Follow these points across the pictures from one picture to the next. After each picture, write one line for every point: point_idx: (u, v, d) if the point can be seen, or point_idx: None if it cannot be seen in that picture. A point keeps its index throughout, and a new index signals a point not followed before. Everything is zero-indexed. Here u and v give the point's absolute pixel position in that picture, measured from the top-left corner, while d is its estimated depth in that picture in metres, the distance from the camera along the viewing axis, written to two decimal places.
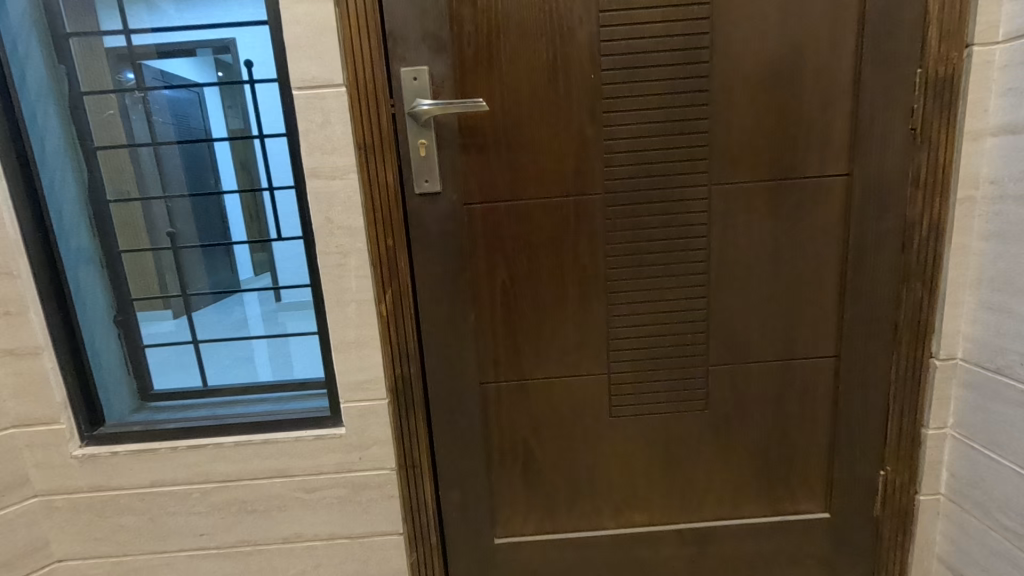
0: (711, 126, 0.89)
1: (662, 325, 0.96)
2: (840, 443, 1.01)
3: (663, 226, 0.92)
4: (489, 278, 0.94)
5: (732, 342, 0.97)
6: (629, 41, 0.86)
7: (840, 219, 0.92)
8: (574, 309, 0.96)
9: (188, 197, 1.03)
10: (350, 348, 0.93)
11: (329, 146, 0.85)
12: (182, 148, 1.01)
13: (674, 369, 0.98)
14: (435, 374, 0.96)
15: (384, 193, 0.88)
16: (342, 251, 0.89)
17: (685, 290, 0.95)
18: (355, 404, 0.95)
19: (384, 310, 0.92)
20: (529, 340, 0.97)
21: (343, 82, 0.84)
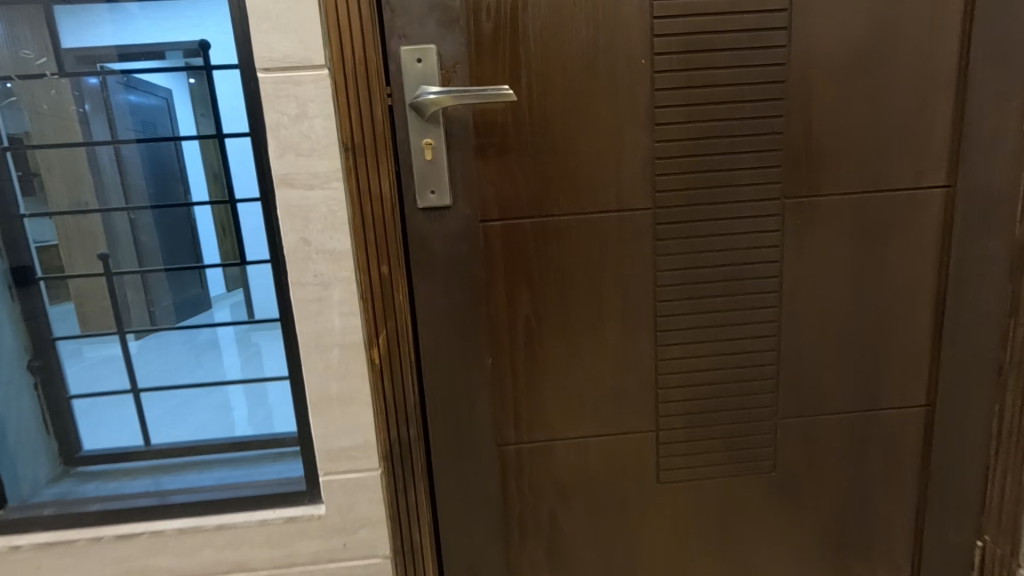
0: (788, 126, 0.72)
1: (722, 371, 0.77)
2: (933, 510, 0.83)
3: (726, 249, 0.74)
4: (510, 312, 0.75)
5: (807, 391, 0.79)
6: (690, 19, 0.68)
7: (938, 240, 0.76)
8: (615, 352, 0.76)
9: (151, 209, 0.84)
10: (331, 406, 0.72)
11: (306, 146, 0.65)
12: (145, 150, 0.83)
13: (735, 423, 0.79)
14: (441, 436, 0.75)
15: (378, 207, 0.68)
16: (322, 282, 0.69)
17: (751, 328, 0.76)
18: (337, 477, 0.74)
19: (376, 356, 0.72)
20: (559, 390, 0.77)
21: (324, 63, 0.64)
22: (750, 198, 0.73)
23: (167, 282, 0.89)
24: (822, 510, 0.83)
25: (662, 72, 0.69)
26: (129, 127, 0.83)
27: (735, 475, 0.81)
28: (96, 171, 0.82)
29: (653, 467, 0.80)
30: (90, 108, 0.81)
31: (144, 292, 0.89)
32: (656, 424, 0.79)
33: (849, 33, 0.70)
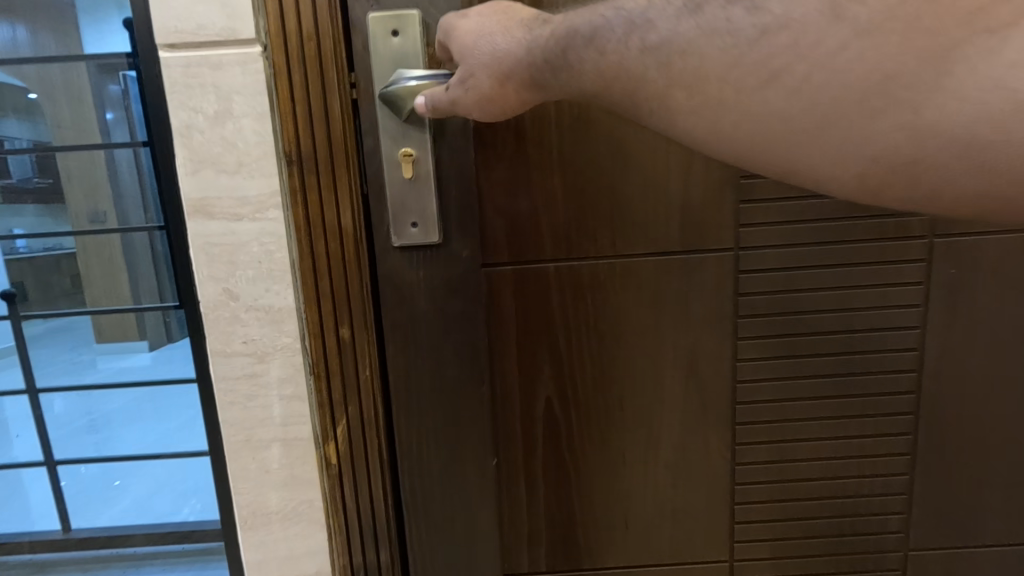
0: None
1: (827, 482, 0.54)
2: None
3: (839, 312, 0.52)
4: (526, 393, 0.53)
5: (949, 510, 0.55)
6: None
7: None
8: (675, 454, 0.54)
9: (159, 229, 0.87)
10: (268, 524, 0.51)
11: (231, 159, 0.45)
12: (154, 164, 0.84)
13: (846, 556, 0.56)
14: (426, 564, 0.54)
15: (336, 245, 0.47)
16: (255, 353, 0.48)
17: (875, 420, 0.53)
18: None
19: (335, 455, 0.50)
20: (594, 502, 0.55)
21: (258, 38, 0.44)
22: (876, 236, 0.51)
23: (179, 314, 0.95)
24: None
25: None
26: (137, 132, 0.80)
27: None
28: (115, 174, 0.88)
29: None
30: (111, 115, 0.85)
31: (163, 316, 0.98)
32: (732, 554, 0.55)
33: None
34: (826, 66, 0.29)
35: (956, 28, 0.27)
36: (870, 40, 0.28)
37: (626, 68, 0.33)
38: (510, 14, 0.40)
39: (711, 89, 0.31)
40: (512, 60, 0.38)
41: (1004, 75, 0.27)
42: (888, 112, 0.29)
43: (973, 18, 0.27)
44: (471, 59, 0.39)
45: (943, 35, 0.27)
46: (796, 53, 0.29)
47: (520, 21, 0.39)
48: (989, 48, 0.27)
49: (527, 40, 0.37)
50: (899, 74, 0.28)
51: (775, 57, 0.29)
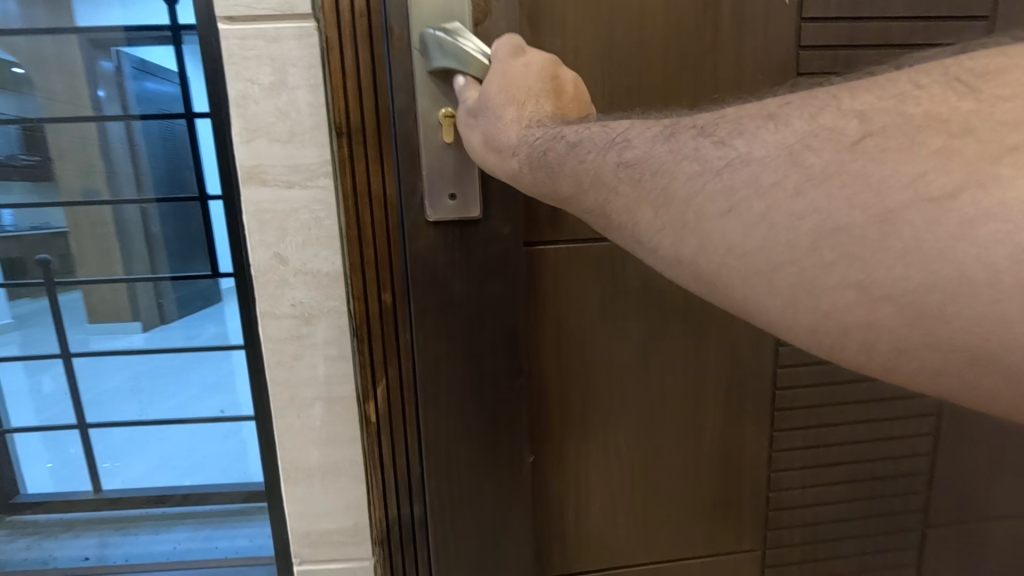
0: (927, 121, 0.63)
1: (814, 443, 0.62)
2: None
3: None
4: (556, 367, 0.57)
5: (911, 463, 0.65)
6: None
7: None
8: (685, 421, 0.60)
9: None
10: (309, 480, 0.54)
11: (284, 128, 0.47)
12: None
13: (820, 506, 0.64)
14: (451, 545, 0.56)
15: (377, 211, 0.50)
16: (301, 316, 0.51)
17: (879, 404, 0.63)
18: (316, 569, 0.56)
19: (373, 413, 0.53)
20: (611, 468, 0.59)
21: (312, 12, 0.46)
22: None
23: None
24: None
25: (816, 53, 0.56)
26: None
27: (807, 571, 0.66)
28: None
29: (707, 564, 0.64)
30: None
31: None
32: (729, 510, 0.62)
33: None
34: (772, 203, 0.28)
35: (902, 188, 0.25)
36: (818, 185, 0.27)
37: (600, 177, 0.36)
38: (520, 85, 0.43)
39: (675, 209, 0.31)
40: (510, 137, 0.42)
41: (975, 252, 0.23)
42: (838, 267, 0.26)
43: (937, 175, 0.24)
44: (476, 122, 0.44)
45: (891, 191, 0.25)
46: (747, 185, 0.29)
47: (525, 108, 0.43)
48: (941, 214, 0.24)
49: (524, 131, 0.42)
50: (859, 238, 0.26)
51: (727, 187, 0.29)
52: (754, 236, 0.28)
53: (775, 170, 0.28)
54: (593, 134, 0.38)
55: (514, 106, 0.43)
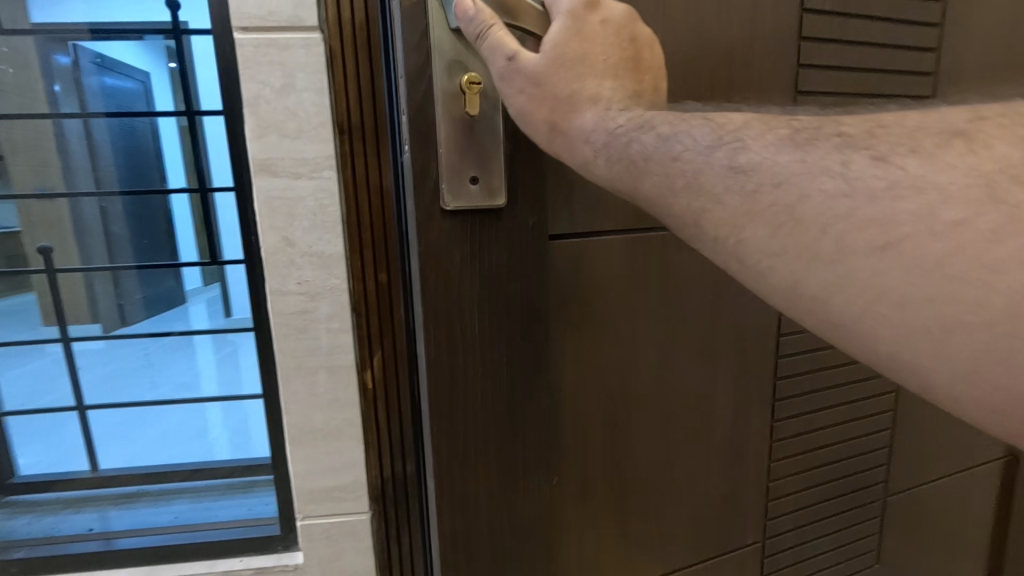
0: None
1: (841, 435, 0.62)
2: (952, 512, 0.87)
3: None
4: (602, 383, 0.48)
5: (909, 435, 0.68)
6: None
7: None
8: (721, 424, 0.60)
9: (122, 194, 0.80)
10: (313, 441, 0.60)
11: (294, 126, 0.54)
12: (110, 124, 0.77)
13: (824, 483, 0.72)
14: None
15: (376, 201, 0.57)
16: (307, 292, 0.57)
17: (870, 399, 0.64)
18: (318, 523, 0.62)
19: (371, 379, 0.60)
20: (668, 495, 0.52)
21: (318, 25, 0.53)
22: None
23: (141, 281, 0.89)
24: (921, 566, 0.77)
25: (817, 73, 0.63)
26: (102, 106, 0.77)
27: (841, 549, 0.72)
28: (64, 149, 0.75)
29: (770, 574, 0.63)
30: (59, 87, 0.75)
31: (114, 287, 0.88)
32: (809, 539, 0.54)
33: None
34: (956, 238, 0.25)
35: None
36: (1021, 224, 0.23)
37: (669, 175, 0.33)
38: (586, 42, 0.36)
39: (807, 234, 0.28)
40: (563, 109, 0.36)
41: None
42: (991, 325, 0.24)
43: None
44: (524, 76, 0.36)
45: None
46: (865, 201, 0.27)
47: (593, 70, 0.36)
48: None
49: (599, 112, 0.36)
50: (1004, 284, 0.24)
51: (843, 209, 0.27)
52: (900, 285, 0.26)
53: (913, 193, 0.26)
54: (676, 124, 0.34)
55: (585, 70, 0.36)
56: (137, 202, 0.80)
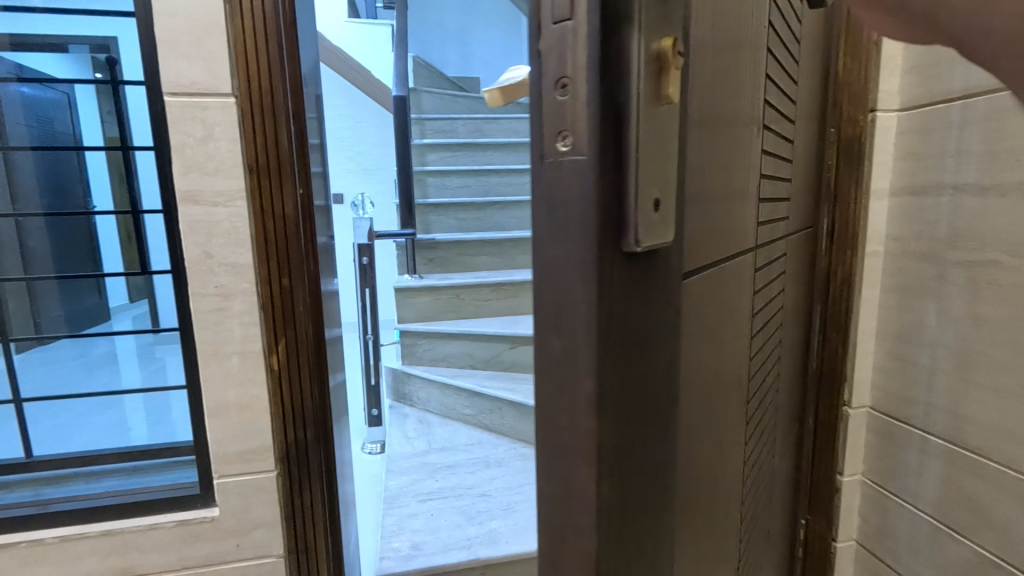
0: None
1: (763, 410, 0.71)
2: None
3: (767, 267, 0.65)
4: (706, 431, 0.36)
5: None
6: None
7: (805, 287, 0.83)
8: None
9: (43, 214, 0.89)
10: (229, 412, 0.76)
11: (212, 166, 0.71)
12: (37, 155, 0.88)
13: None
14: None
15: (280, 223, 0.73)
16: (223, 293, 0.73)
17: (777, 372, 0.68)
18: (232, 480, 0.78)
19: (276, 361, 0.76)
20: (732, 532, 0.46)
21: (232, 92, 0.70)
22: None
23: (59, 295, 0.93)
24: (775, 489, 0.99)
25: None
26: (24, 132, 0.87)
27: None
28: None
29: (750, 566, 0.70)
30: None
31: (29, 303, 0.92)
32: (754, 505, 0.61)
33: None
34: None
35: None
36: None
37: None
38: None
39: None
40: None
41: None
42: None
43: None
44: None
45: None
46: None
47: None
48: None
49: None
50: None
51: None
52: None
53: None
54: None
55: None
56: (59, 222, 0.90)
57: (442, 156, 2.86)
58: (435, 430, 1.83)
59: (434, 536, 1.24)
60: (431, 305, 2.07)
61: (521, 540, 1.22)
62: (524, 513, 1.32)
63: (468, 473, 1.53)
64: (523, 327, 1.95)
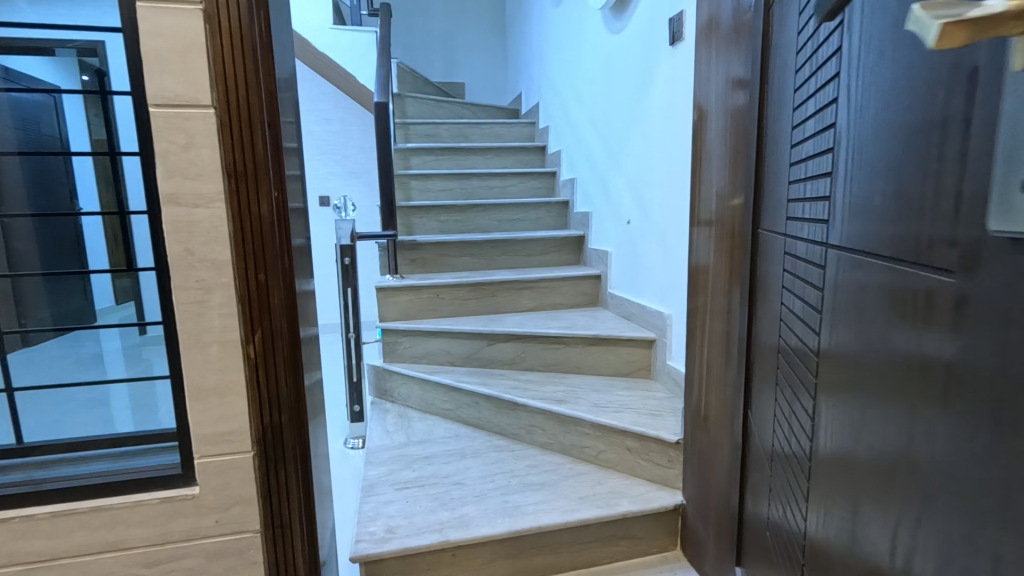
0: (773, 198, 0.96)
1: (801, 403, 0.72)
2: (736, 435, 1.17)
3: (814, 267, 0.68)
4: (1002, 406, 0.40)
5: (781, 378, 0.87)
6: (817, 75, 0.69)
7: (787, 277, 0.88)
8: (828, 426, 0.62)
9: (29, 215, 0.95)
10: (209, 397, 0.83)
11: (194, 171, 0.77)
12: (25, 160, 0.94)
13: (783, 459, 0.82)
14: None
15: (256, 222, 0.80)
16: (204, 287, 0.80)
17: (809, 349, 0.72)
18: (212, 460, 0.84)
19: (253, 350, 0.83)
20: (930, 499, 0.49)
21: (211, 103, 0.77)
22: (812, 223, 0.70)
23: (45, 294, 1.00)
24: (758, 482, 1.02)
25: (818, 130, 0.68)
26: (11, 134, 0.92)
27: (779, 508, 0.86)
28: None
29: (805, 565, 0.70)
30: None
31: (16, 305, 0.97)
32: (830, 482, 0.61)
33: (756, 118, 1.07)
34: None
35: None
36: None
37: None
38: None
39: None
40: None
41: None
42: None
43: None
44: None
45: None
46: None
47: None
48: None
49: None
50: None
51: None
52: None
53: None
54: None
55: None
56: (45, 222, 0.96)
57: (425, 160, 2.94)
58: (414, 425, 1.89)
59: (408, 520, 1.31)
60: (412, 304, 2.15)
61: (490, 523, 1.29)
62: (495, 499, 1.40)
63: (444, 463, 1.60)
64: (500, 326, 2.02)
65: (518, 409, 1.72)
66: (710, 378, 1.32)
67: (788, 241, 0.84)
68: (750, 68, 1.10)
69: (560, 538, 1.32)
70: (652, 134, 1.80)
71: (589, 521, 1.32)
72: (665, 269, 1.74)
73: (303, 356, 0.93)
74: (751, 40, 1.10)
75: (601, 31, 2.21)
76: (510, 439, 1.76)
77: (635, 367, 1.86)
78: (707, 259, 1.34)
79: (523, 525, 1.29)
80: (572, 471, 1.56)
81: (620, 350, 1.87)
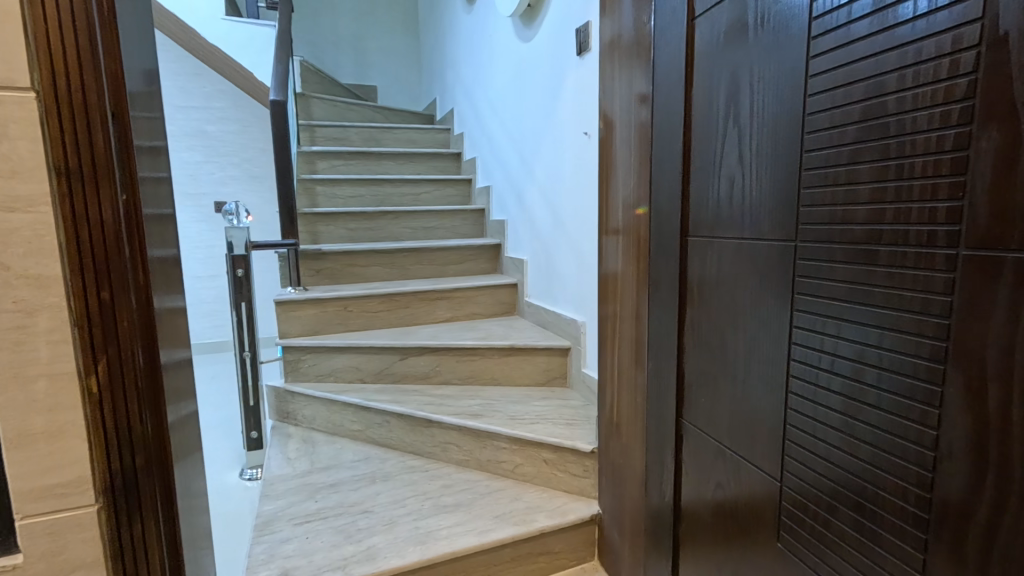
0: (735, 204, 0.91)
1: (899, 419, 0.65)
2: (668, 439, 1.13)
3: (932, 273, 0.60)
4: None
5: (804, 390, 0.79)
6: (898, 72, 0.62)
7: (750, 271, 0.89)
8: (996, 450, 0.54)
9: None
10: (35, 442, 0.68)
11: (6, 167, 0.63)
12: None
13: (839, 475, 0.74)
14: None
15: (96, 229, 0.67)
16: (24, 309, 0.65)
17: (850, 341, 0.71)
18: (39, 519, 0.69)
19: (95, 384, 0.69)
20: None
21: (32, 86, 0.63)
22: (908, 231, 0.62)
23: None
24: (730, 494, 0.96)
25: (910, 134, 0.61)
26: None
27: (818, 525, 0.78)
28: None
29: (890, 558, 0.67)
30: None
31: None
32: (947, 469, 0.59)
33: (674, 125, 1.07)
34: None
35: None
36: None
37: None
38: None
39: None
40: None
41: None
42: None
43: None
44: None
45: None
46: None
47: None
48: None
49: None
50: None
51: None
52: None
53: None
54: None
55: None
56: None
57: (333, 164, 2.78)
58: (320, 449, 1.74)
59: (307, 559, 1.19)
60: (317, 317, 1.99)
61: (400, 554, 1.20)
62: (406, 526, 1.31)
63: (352, 490, 1.48)
64: (414, 339, 1.93)
65: (433, 426, 1.64)
66: (621, 383, 1.32)
67: (807, 246, 0.77)
68: (657, 79, 1.12)
69: (476, 562, 1.26)
70: (564, 143, 1.80)
71: (505, 541, 1.27)
72: (579, 277, 1.74)
73: (166, 386, 0.80)
74: (657, 52, 1.12)
75: (512, 39, 2.20)
76: (425, 458, 1.67)
77: (552, 375, 1.85)
78: (616, 266, 1.36)
79: (436, 552, 1.22)
80: (489, 488, 1.50)
81: (536, 359, 1.85)
